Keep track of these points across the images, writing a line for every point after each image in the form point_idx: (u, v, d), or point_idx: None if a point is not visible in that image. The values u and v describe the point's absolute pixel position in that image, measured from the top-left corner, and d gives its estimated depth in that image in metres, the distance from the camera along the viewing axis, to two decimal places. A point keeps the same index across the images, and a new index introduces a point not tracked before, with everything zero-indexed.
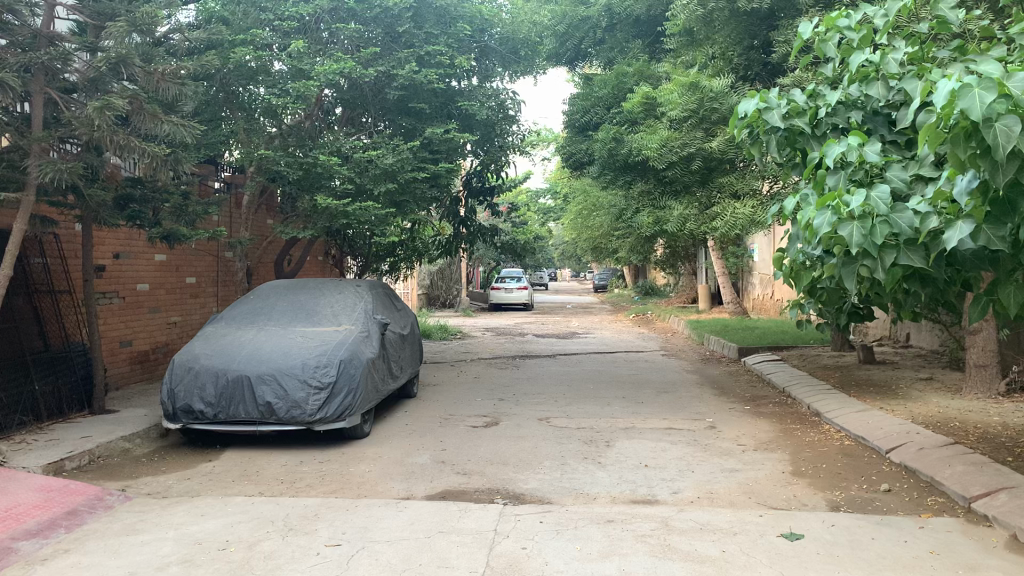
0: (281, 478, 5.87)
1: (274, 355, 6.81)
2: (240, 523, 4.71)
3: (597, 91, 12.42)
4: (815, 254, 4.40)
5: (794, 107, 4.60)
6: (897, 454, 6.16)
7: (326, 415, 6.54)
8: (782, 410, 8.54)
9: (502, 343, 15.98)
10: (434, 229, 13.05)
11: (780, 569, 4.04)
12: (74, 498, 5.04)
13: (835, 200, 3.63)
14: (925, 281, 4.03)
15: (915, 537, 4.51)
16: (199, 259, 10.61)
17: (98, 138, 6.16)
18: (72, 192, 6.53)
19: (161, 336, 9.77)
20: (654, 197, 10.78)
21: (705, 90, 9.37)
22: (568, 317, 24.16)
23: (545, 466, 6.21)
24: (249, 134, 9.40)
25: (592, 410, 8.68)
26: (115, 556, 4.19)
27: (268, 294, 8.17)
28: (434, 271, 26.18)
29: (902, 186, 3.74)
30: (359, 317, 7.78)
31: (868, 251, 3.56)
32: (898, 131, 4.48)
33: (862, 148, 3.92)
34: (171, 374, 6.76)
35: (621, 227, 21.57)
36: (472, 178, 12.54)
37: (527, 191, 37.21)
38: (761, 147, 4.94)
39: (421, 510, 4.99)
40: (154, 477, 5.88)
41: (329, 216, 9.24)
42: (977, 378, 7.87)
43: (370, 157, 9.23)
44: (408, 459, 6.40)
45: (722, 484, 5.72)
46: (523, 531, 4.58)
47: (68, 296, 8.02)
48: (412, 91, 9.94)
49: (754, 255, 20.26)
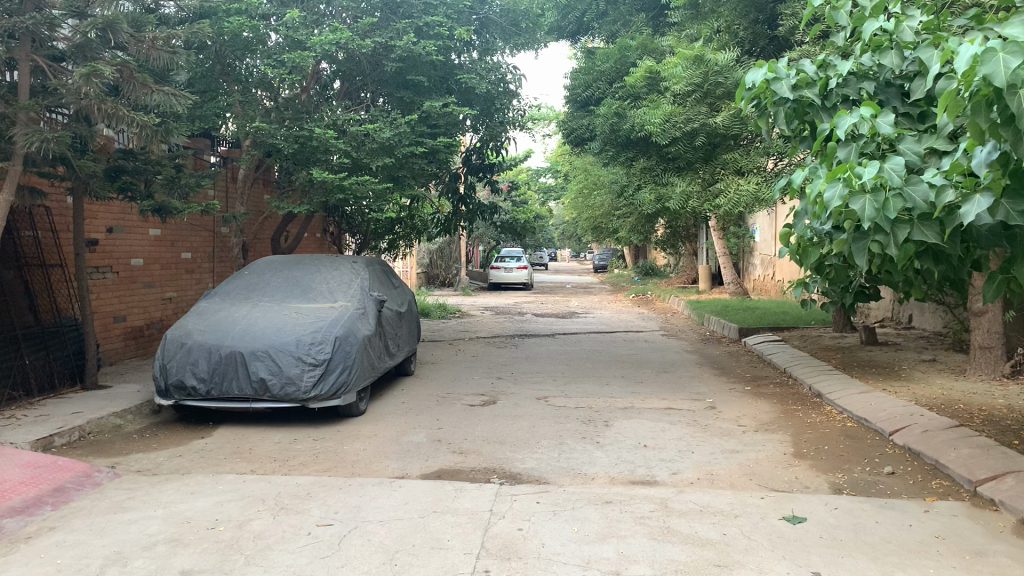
0: (274, 456, 5.77)
1: (268, 331, 6.69)
2: (230, 502, 4.61)
3: (599, 66, 12.25)
4: (823, 230, 4.27)
5: (803, 78, 4.48)
6: (901, 436, 6.06)
7: (321, 392, 6.43)
8: (783, 391, 8.44)
9: (501, 322, 15.88)
10: (434, 206, 12.97)
11: (783, 553, 3.94)
12: (62, 475, 4.94)
13: (846, 173, 3.50)
14: (939, 259, 3.91)
15: (920, 521, 4.41)
16: (194, 235, 10.47)
17: (87, 107, 6.03)
18: (61, 162, 6.40)
19: (156, 312, 9.66)
20: (656, 173, 10.48)
21: (709, 64, 9.26)
22: (568, 297, 24.04)
23: (542, 445, 6.12)
24: (244, 107, 9.21)
25: (591, 389, 8.58)
26: (101, 535, 4.08)
27: (264, 270, 8.05)
28: (434, 249, 25.98)
29: (916, 159, 3.60)
30: (356, 294, 7.65)
31: (881, 226, 3.43)
32: (911, 104, 4.31)
33: (875, 119, 3.77)
34: (163, 349, 6.64)
35: (622, 206, 21.40)
36: (471, 155, 12.18)
37: (527, 169, 37.00)
38: (769, 120, 4.80)
39: (415, 489, 4.89)
40: (144, 454, 5.78)
41: (326, 191, 9.12)
42: (981, 360, 7.77)
43: (367, 131, 9.06)
44: (404, 438, 6.29)
45: (722, 465, 5.63)
46: (520, 511, 4.48)
47: (60, 270, 7.91)
48: (410, 64, 9.75)
49: (754, 235, 20.12)
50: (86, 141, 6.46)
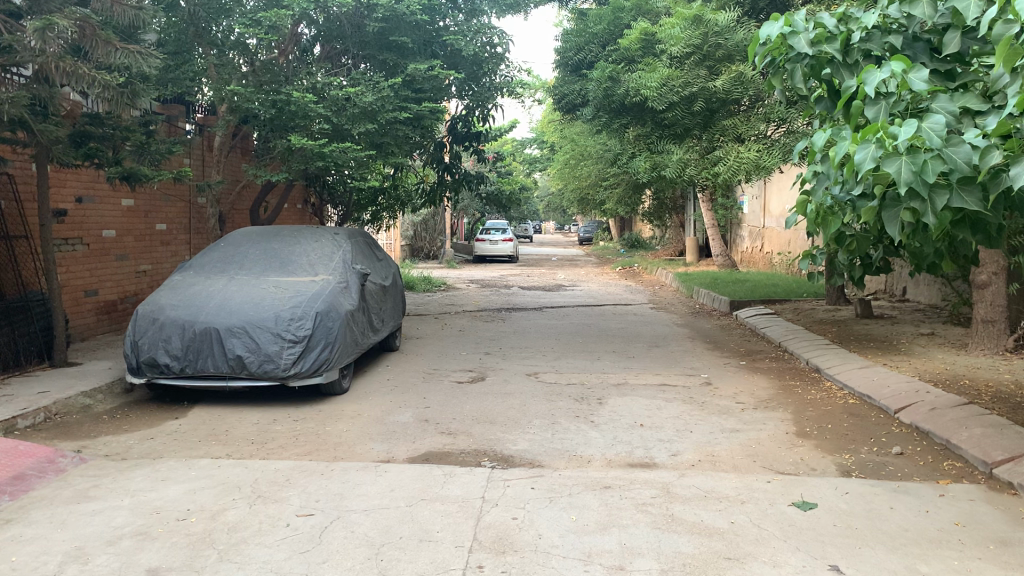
0: (251, 438, 5.45)
1: (245, 305, 6.35)
2: (204, 489, 4.31)
3: (592, 27, 12.32)
4: (845, 198, 4.01)
5: (823, 32, 4.19)
6: (908, 414, 5.82)
7: (301, 369, 6.11)
8: (779, 366, 8.19)
9: (486, 296, 15.60)
10: (417, 176, 12.65)
11: (797, 544, 3.68)
12: (22, 460, 4.61)
13: (879, 132, 3.32)
14: (975, 228, 3.67)
15: (936, 506, 4.17)
16: (170, 205, 10.07)
17: (46, 67, 5.66)
18: (20, 128, 6.00)
19: (130, 286, 9.30)
20: (651, 141, 10.53)
21: (709, 24, 9.44)
22: (553, 270, 23.72)
23: (534, 425, 5.84)
24: (219, 70, 8.90)
25: (581, 365, 8.30)
26: (61, 528, 3.77)
27: (240, 241, 7.68)
28: (418, 222, 25.59)
29: (952, 119, 3.36)
30: (337, 267, 7.30)
31: (918, 191, 3.22)
32: (942, 59, 4.03)
33: (907, 75, 3.56)
34: (135, 325, 6.30)
35: (610, 176, 21.14)
36: (457, 124, 11.87)
37: (512, 140, 36.63)
38: (784, 78, 4.52)
39: (402, 474, 4.60)
40: (114, 436, 5.45)
41: (306, 158, 8.76)
42: (984, 334, 7.53)
43: (348, 95, 8.65)
44: (389, 418, 6.00)
45: (723, 446, 5.36)
46: (513, 498, 4.21)
47: (26, 242, 7.53)
48: (393, 24, 9.43)
49: (743, 206, 19.94)
50: (46, 104, 6.04)
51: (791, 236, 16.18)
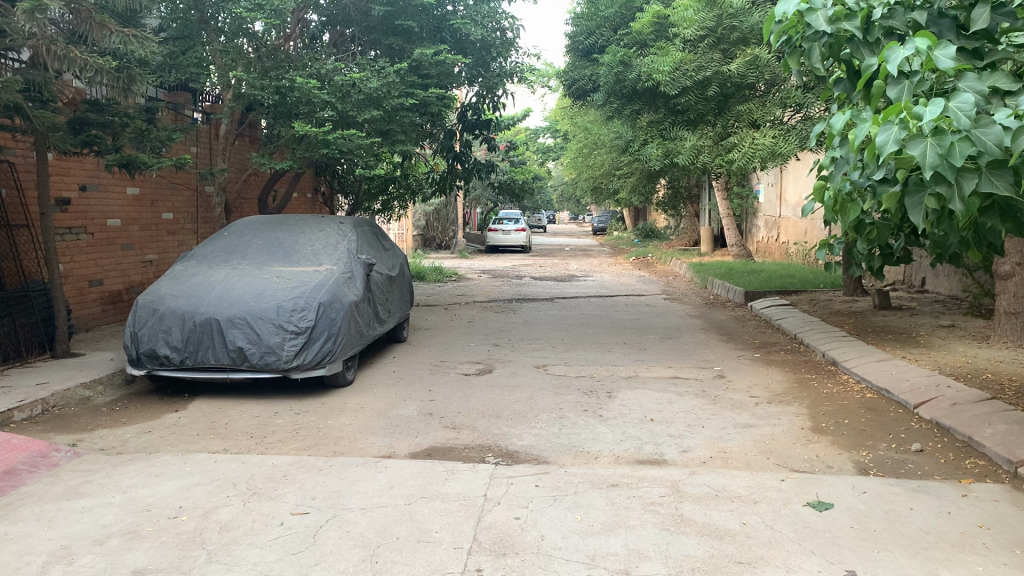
0: (250, 432, 5.32)
1: (246, 295, 6.22)
2: (197, 486, 4.18)
3: (603, 11, 12.28)
4: (865, 183, 3.84)
5: (842, 9, 3.99)
6: (928, 410, 5.62)
7: (304, 361, 5.99)
8: (794, 358, 7.99)
9: (498, 286, 15.44)
10: (428, 165, 12.50)
11: (811, 546, 3.51)
12: (14, 455, 4.50)
13: (902, 114, 3.17)
14: (1004, 214, 3.53)
15: (958, 507, 3.99)
16: (176, 195, 9.96)
17: (38, 50, 5.54)
18: (17, 114, 5.90)
19: (135, 276, 9.19)
20: (663, 127, 10.22)
21: (724, 6, 9.32)
22: (567, 260, 23.48)
23: (542, 419, 5.68)
24: (225, 57, 8.69)
25: (592, 356, 8.13)
26: (48, 527, 3.65)
27: (243, 230, 7.56)
28: (430, 212, 25.46)
29: (981, 99, 3.20)
30: (342, 257, 7.17)
31: (945, 175, 3.08)
32: (968, 37, 3.87)
33: (932, 52, 3.39)
34: (134, 316, 6.19)
35: (623, 165, 20.92)
36: (466, 111, 11.60)
37: (525, 128, 36.43)
38: (800, 58, 4.34)
39: (402, 470, 4.45)
40: (111, 429, 5.34)
41: (312, 145, 8.59)
42: (1007, 326, 7.31)
43: (353, 81, 8.49)
44: (392, 411, 5.85)
45: (735, 442, 5.19)
46: (516, 497, 4.06)
47: (27, 231, 7.45)
48: (398, 7, 9.33)
49: (760, 195, 19.71)
50: (40, 89, 5.95)
51: (807, 226, 15.99)
